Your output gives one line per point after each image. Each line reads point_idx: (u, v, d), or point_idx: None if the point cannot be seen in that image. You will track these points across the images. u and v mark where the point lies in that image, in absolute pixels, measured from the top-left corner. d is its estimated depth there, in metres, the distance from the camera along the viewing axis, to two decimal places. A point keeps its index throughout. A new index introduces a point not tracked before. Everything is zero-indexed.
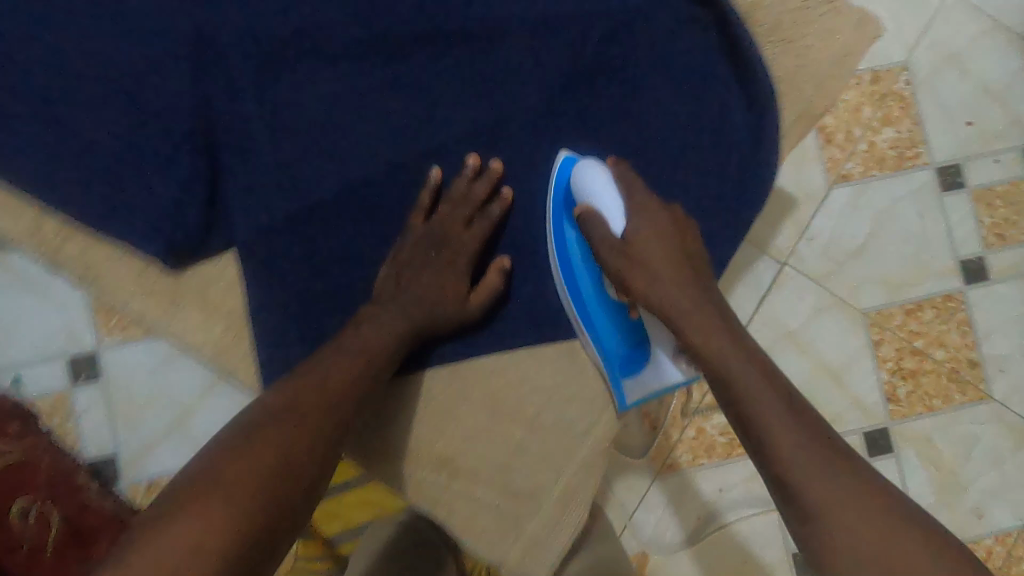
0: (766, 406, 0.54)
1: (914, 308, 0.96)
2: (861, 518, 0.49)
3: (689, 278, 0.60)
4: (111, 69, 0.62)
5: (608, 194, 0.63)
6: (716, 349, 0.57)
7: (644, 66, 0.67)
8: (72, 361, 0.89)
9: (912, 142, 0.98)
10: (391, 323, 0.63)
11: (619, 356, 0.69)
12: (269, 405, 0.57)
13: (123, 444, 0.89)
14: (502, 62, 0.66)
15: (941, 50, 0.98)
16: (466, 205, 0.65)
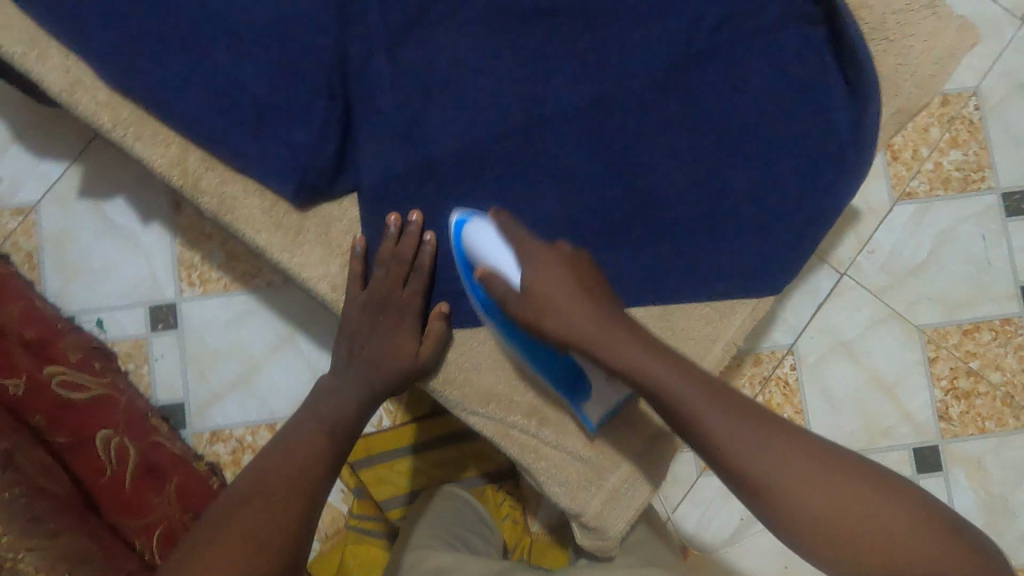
0: (699, 411, 0.54)
1: (970, 329, 0.97)
2: (817, 487, 0.51)
3: (593, 297, 0.58)
4: (237, 9, 0.62)
5: (497, 250, 0.60)
6: (633, 364, 0.56)
7: (766, 31, 0.64)
8: (153, 309, 0.94)
9: (979, 165, 0.99)
10: (345, 394, 0.63)
11: (565, 383, 0.64)
12: (237, 491, 0.56)
13: (193, 392, 0.93)
14: (618, 19, 0.64)
15: (1013, 78, 1.00)
16: (397, 263, 0.63)
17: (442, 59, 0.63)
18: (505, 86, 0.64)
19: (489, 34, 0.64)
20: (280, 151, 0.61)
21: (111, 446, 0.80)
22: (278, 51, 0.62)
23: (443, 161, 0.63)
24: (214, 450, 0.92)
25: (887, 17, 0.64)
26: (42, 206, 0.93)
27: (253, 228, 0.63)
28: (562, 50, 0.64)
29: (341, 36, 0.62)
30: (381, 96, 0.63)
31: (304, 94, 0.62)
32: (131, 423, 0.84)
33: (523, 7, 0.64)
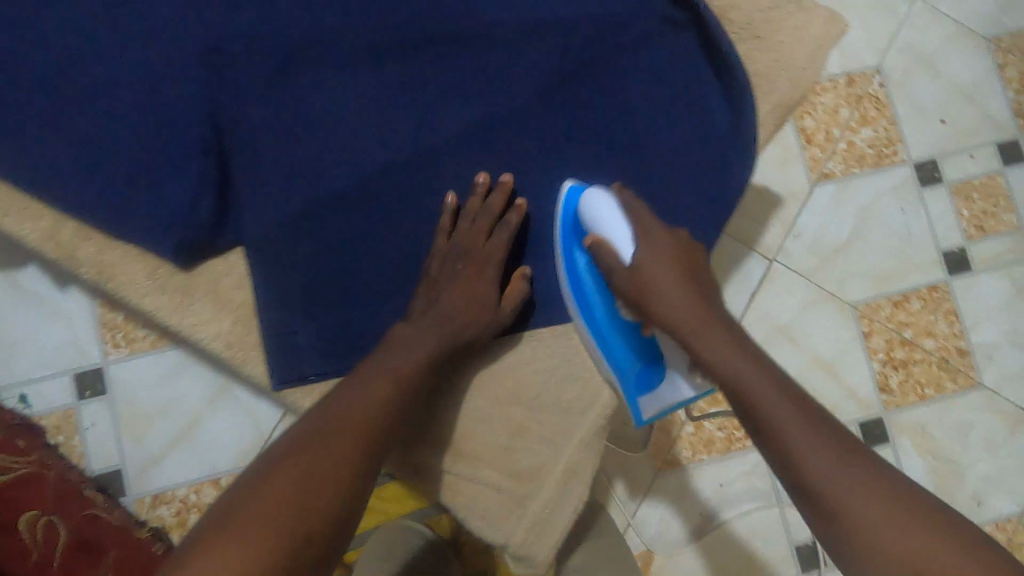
0: (778, 415, 0.55)
1: (900, 299, 0.99)
2: (890, 530, 0.49)
3: (696, 286, 0.60)
4: (105, 75, 0.62)
5: (616, 224, 0.62)
6: (721, 361, 0.57)
7: (645, 39, 0.65)
8: (78, 377, 0.90)
9: (889, 140, 1.02)
10: (421, 344, 0.60)
11: (631, 371, 0.66)
12: (281, 449, 0.53)
13: (129, 457, 0.90)
14: (494, 43, 0.64)
15: (912, 53, 1.03)
16: (487, 215, 0.63)
17: (320, 100, 0.63)
18: (389, 121, 0.64)
19: (367, 71, 0.64)
20: (170, 211, 0.61)
21: (38, 525, 0.76)
22: (147, 112, 0.61)
23: (339, 201, 0.63)
24: (158, 513, 0.89)
25: (756, 16, 0.66)
26: None
27: (136, 294, 0.64)
28: (441, 79, 0.64)
29: (213, 89, 0.62)
30: (260, 146, 0.62)
31: (179, 152, 0.61)
32: (62, 500, 0.80)
33: (397, 40, 0.64)
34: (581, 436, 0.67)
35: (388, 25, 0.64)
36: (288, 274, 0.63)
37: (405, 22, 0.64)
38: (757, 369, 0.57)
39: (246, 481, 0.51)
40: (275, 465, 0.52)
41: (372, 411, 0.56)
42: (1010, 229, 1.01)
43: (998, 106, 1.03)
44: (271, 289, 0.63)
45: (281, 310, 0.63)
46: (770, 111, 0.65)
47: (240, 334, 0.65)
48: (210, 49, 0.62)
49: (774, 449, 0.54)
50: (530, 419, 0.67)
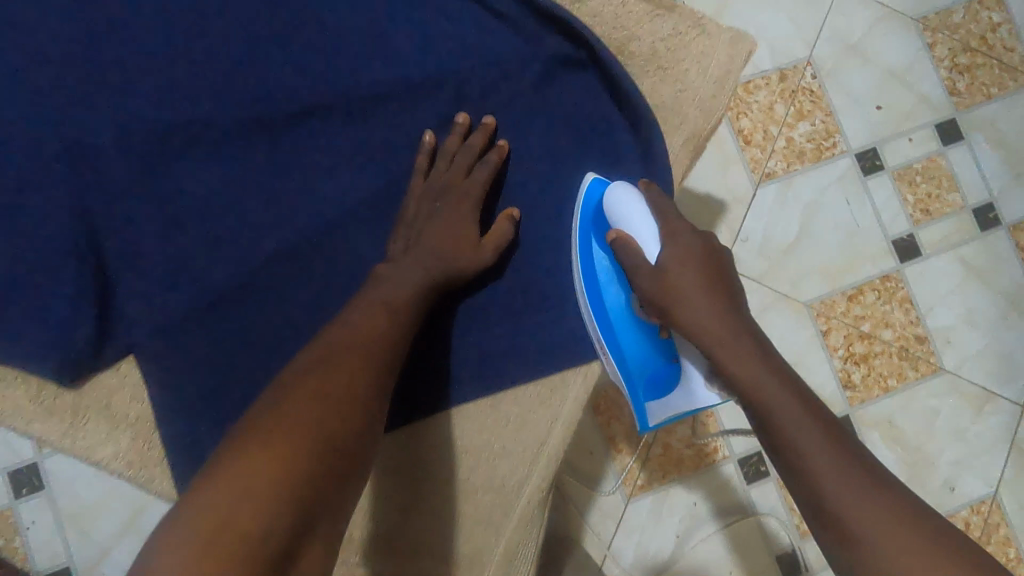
0: (801, 430, 0.52)
1: (855, 292, 0.98)
2: (908, 561, 0.46)
3: (724, 294, 0.58)
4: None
5: (643, 221, 0.62)
6: (746, 372, 0.55)
7: (545, 88, 0.69)
8: (11, 475, 0.85)
9: (828, 132, 1.00)
10: (409, 275, 0.62)
11: (643, 378, 0.64)
12: (279, 386, 0.52)
13: (77, 553, 0.85)
14: (382, 112, 0.68)
15: (842, 41, 1.01)
16: (467, 151, 0.66)
17: (212, 186, 0.65)
18: (286, 201, 0.66)
19: (256, 151, 0.66)
20: (96, 309, 0.62)
21: None
22: (29, 222, 0.63)
23: (259, 281, 0.64)
24: None
25: (658, 46, 0.68)
26: None
27: (24, 420, 0.62)
28: (336, 152, 0.67)
29: (90, 193, 0.64)
30: (146, 244, 0.64)
31: (52, 260, 0.62)
32: None
33: (286, 113, 0.67)
34: (521, 512, 0.65)
35: (277, 102, 0.67)
36: (185, 371, 0.62)
37: (295, 100, 0.67)
38: (784, 381, 0.54)
39: (246, 420, 0.49)
40: (276, 410, 0.49)
41: (376, 339, 0.57)
42: (956, 209, 1.01)
43: (932, 86, 1.02)
44: (162, 391, 0.62)
45: (178, 409, 0.62)
46: (681, 144, 0.67)
47: (140, 452, 0.63)
48: (89, 151, 0.64)
49: (795, 466, 0.52)
50: (465, 498, 0.65)
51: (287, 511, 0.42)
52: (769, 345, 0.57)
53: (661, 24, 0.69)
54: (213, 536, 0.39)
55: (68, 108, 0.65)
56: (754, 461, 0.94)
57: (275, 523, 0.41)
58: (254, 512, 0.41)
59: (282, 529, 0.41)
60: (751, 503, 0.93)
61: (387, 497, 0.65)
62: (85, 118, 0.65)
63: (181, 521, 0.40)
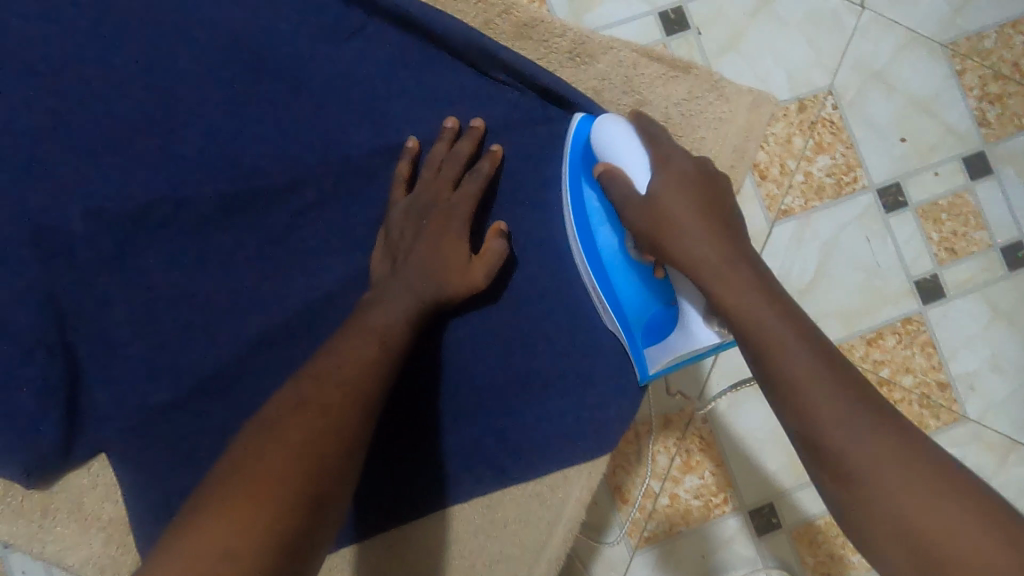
0: (794, 365, 0.54)
1: (874, 336, 0.93)
2: (898, 486, 0.48)
3: (718, 229, 0.62)
4: None
5: (630, 153, 0.67)
6: (739, 299, 0.59)
7: (552, 151, 0.75)
8: None
9: (848, 166, 0.95)
10: (397, 303, 0.64)
11: (639, 324, 0.71)
12: (283, 398, 0.54)
13: None
14: (363, 182, 0.72)
15: (864, 70, 0.96)
16: (455, 161, 0.70)
17: (194, 264, 0.69)
18: (272, 275, 0.70)
19: (236, 228, 0.70)
20: (65, 399, 0.66)
21: None
22: (7, 306, 0.66)
23: (249, 356, 0.69)
24: None
25: (672, 109, 0.79)
26: None
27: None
28: (321, 222, 0.71)
29: (62, 283, 0.67)
30: (127, 327, 0.68)
31: (30, 350, 0.66)
32: None
33: (268, 188, 0.70)
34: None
35: (261, 175, 0.70)
36: (166, 451, 0.67)
37: (278, 174, 0.70)
38: (778, 315, 0.57)
39: (246, 436, 0.51)
40: (271, 430, 0.51)
41: (365, 367, 0.59)
42: (983, 247, 0.95)
43: (960, 116, 0.97)
44: (139, 476, 0.67)
45: (163, 485, 0.67)
46: None
47: (114, 553, 0.70)
48: (63, 240, 0.67)
49: (785, 396, 0.54)
50: None
51: (274, 529, 0.44)
52: (771, 282, 0.60)
53: (674, 89, 0.78)
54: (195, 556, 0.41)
55: (39, 197, 0.67)
56: (766, 512, 0.90)
57: (273, 500, 0.46)
58: (245, 532, 0.43)
59: (284, 521, 0.45)
60: (761, 556, 0.90)
61: (377, 505, 0.72)
62: (60, 205, 0.67)
63: (200, 520, 0.44)
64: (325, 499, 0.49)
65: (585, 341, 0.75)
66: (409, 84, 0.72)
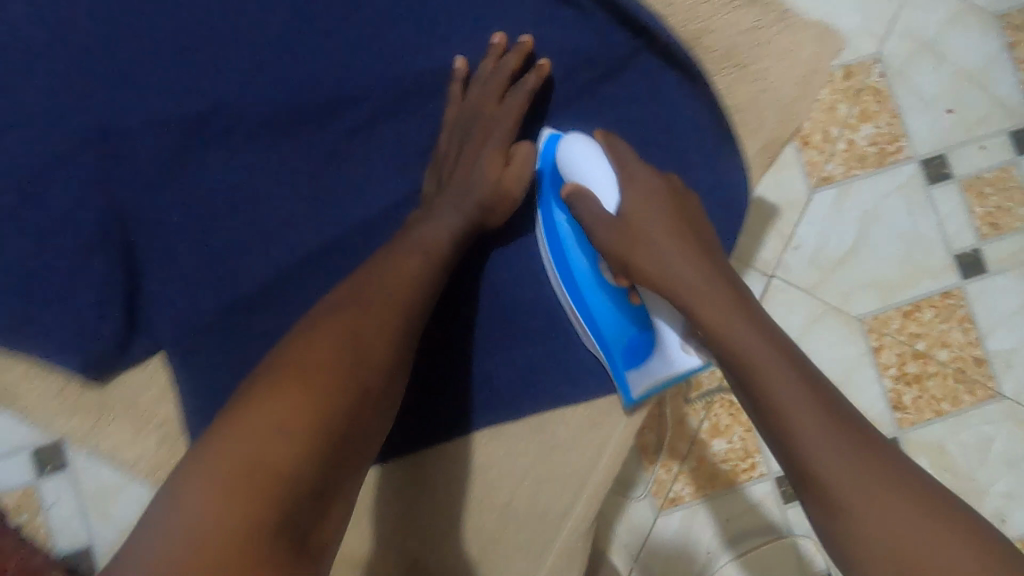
0: (783, 390, 0.53)
1: (911, 309, 0.92)
2: (885, 517, 0.48)
3: (696, 248, 0.61)
4: (31, 188, 0.67)
5: (597, 172, 0.66)
6: (723, 318, 0.57)
7: (605, 91, 0.72)
8: (37, 453, 0.85)
9: (893, 136, 0.94)
10: (444, 220, 0.65)
11: (619, 346, 0.71)
12: (312, 322, 0.55)
13: (98, 534, 0.85)
14: (412, 120, 0.72)
15: (912, 38, 0.94)
16: (499, 77, 0.69)
17: (244, 193, 0.69)
18: (319, 208, 0.70)
19: (285, 159, 0.70)
20: (117, 317, 0.67)
21: None
22: (65, 222, 0.67)
23: (294, 286, 0.69)
24: None
25: (735, 40, 0.72)
26: None
27: (57, 412, 0.71)
28: (369, 159, 0.71)
29: (117, 204, 0.68)
30: (176, 252, 0.68)
31: (84, 267, 0.67)
32: None
33: (318, 121, 0.70)
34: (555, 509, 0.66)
35: (312, 107, 0.70)
36: (209, 375, 0.68)
37: (329, 108, 0.70)
38: (760, 335, 0.56)
39: (268, 368, 0.52)
40: (294, 363, 0.51)
41: (398, 298, 0.58)
42: None
43: (1010, 89, 0.95)
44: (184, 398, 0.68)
45: (206, 408, 0.68)
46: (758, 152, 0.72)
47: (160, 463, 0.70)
48: (118, 161, 0.68)
49: (769, 420, 0.54)
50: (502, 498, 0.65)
51: (315, 454, 0.47)
52: (750, 300, 0.60)
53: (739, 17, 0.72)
54: (245, 475, 0.44)
55: (96, 117, 0.68)
56: None
57: (304, 455, 0.47)
58: (290, 457, 0.46)
59: (310, 468, 0.47)
60: (787, 524, 0.89)
61: (411, 427, 0.72)
62: (116, 125, 0.68)
63: (222, 454, 0.45)
64: (350, 448, 0.50)
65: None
66: (457, 22, 0.71)
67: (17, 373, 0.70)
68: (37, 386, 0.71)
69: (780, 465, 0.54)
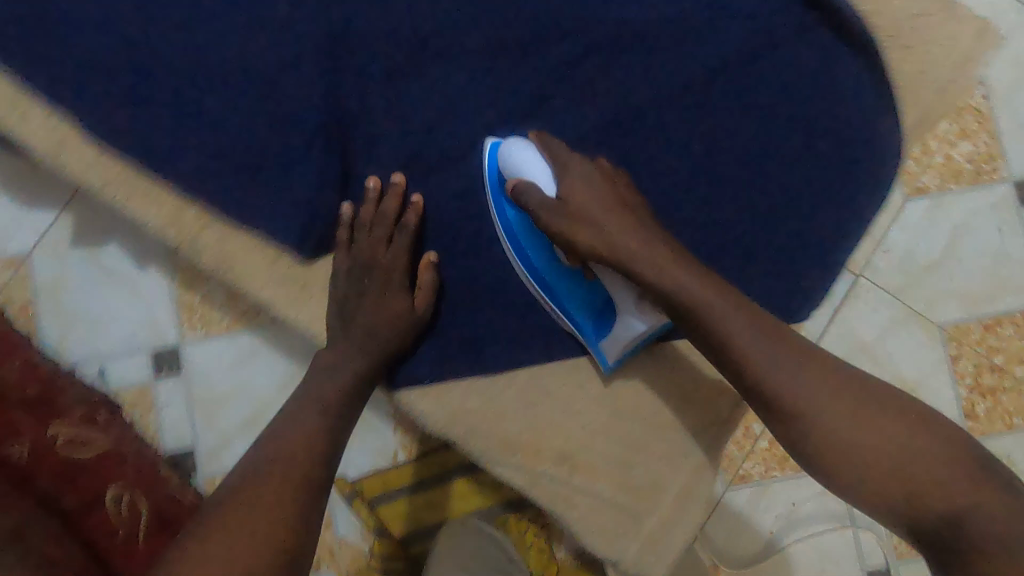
0: (730, 329, 0.62)
1: (992, 323, 0.95)
2: (827, 409, 0.59)
3: (631, 216, 0.66)
4: (195, 100, 0.70)
5: (537, 168, 0.67)
6: (666, 273, 0.63)
7: (753, 66, 0.73)
8: (156, 355, 0.91)
9: (989, 156, 0.97)
10: (342, 373, 0.68)
11: (591, 320, 0.72)
12: (221, 494, 0.59)
13: (202, 438, 0.91)
14: (556, 74, 0.73)
15: (1017, 64, 0.97)
16: (383, 222, 0.70)
17: (391, 127, 0.72)
18: (461, 150, 0.73)
19: (432, 99, 0.73)
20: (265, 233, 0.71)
21: (124, 503, 0.76)
22: (222, 137, 0.70)
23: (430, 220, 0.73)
24: None
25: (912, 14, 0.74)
26: (34, 258, 0.91)
27: (263, 283, 0.72)
28: (511, 107, 0.73)
29: (270, 123, 0.70)
30: (318, 175, 0.70)
31: (239, 180, 0.70)
32: (143, 477, 0.80)
33: (469, 67, 0.73)
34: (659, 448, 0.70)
35: (466, 53, 0.73)
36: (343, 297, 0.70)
37: (481, 54, 0.73)
38: (701, 281, 0.63)
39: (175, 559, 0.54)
40: (202, 549, 0.54)
41: (294, 456, 0.61)
42: None
43: None
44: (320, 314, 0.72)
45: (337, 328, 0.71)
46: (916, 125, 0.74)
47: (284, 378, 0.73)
48: (276, 83, 0.70)
49: (723, 356, 0.63)
50: None
51: None
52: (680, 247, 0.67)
53: None
54: None
55: (261, 39, 0.71)
56: None
57: None
58: None
59: None
60: (850, 514, 0.92)
61: None
62: (279, 50, 0.71)
63: None
64: None
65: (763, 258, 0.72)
66: None
67: (229, 240, 0.72)
68: (254, 257, 0.72)
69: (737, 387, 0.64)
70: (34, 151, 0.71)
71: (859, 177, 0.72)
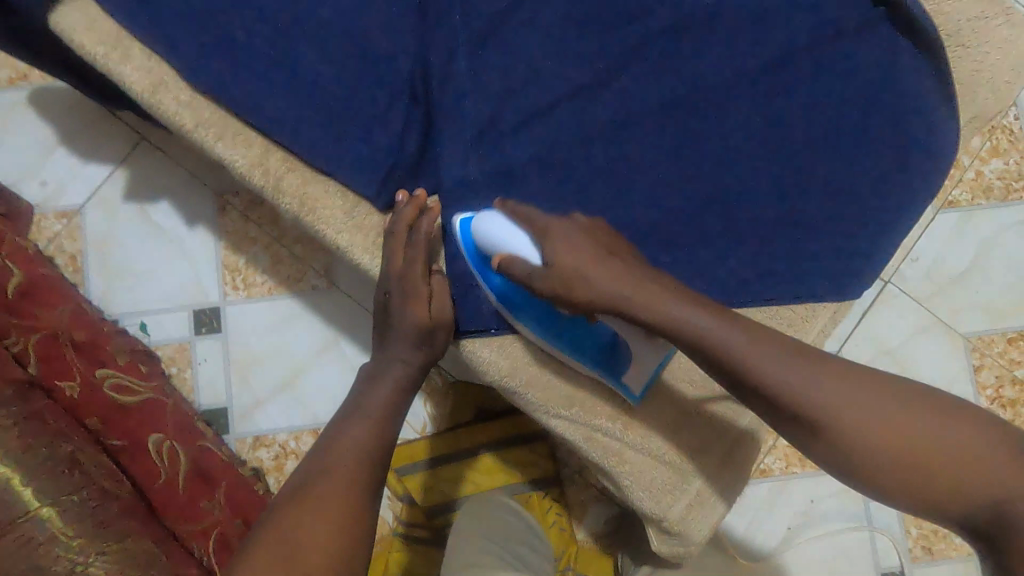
0: (740, 353, 0.53)
1: (1015, 336, 0.96)
2: (871, 431, 0.49)
3: (615, 257, 0.58)
4: (244, 42, 0.66)
5: (514, 235, 0.59)
6: (647, 296, 0.56)
7: (827, 48, 0.70)
8: (197, 313, 0.93)
9: (1019, 174, 0.99)
10: (387, 365, 0.64)
11: (606, 359, 0.65)
12: (285, 489, 0.57)
13: (236, 398, 0.92)
14: (623, 43, 0.70)
15: None
16: (400, 227, 0.64)
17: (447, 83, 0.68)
18: (519, 112, 0.68)
19: (492, 58, 0.69)
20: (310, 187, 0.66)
21: (163, 450, 0.77)
22: (270, 83, 0.66)
23: None
24: (258, 455, 0.91)
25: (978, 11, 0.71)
26: (87, 209, 0.94)
27: (334, 230, 0.66)
28: (574, 73, 0.69)
29: (323, 74, 0.67)
30: (370, 131, 0.67)
31: (283, 127, 0.65)
32: (181, 428, 0.80)
33: (533, 30, 0.70)
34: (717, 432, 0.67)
35: (530, 16, 0.70)
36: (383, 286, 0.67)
37: (546, 18, 0.70)
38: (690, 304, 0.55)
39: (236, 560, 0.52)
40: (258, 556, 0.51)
41: (352, 455, 0.58)
42: None
43: None
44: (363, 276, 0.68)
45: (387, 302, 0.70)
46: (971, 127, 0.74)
47: None
48: (332, 32, 0.67)
49: (742, 386, 0.53)
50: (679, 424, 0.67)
51: None
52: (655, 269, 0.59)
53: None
54: None
55: None
56: None
57: None
58: None
59: None
60: (868, 515, 0.93)
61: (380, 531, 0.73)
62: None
63: None
64: None
65: (844, 242, 0.68)
66: None
67: (317, 188, 0.66)
68: (331, 201, 0.66)
69: (773, 421, 0.53)
70: (131, 87, 0.65)
71: (931, 170, 0.69)
